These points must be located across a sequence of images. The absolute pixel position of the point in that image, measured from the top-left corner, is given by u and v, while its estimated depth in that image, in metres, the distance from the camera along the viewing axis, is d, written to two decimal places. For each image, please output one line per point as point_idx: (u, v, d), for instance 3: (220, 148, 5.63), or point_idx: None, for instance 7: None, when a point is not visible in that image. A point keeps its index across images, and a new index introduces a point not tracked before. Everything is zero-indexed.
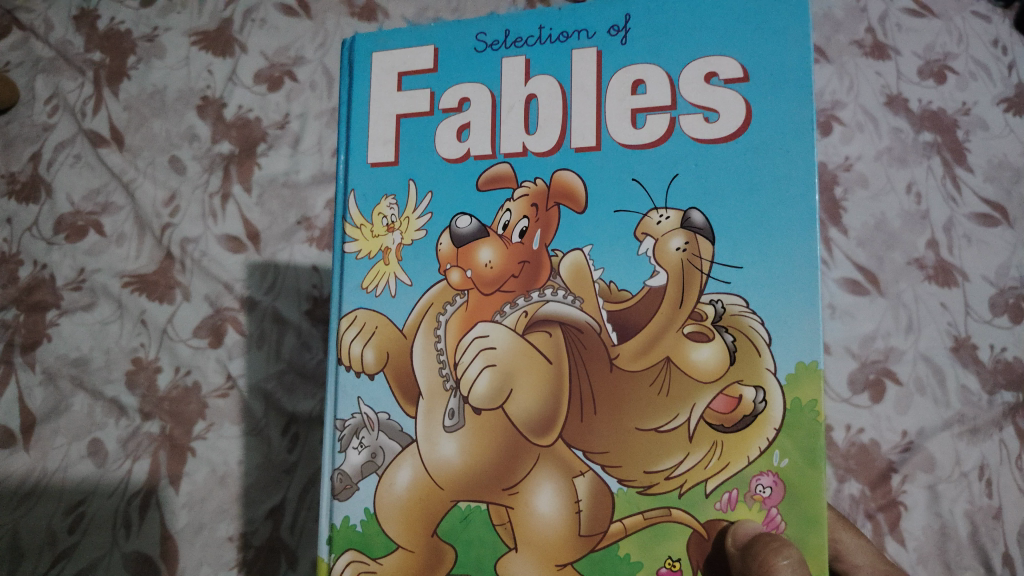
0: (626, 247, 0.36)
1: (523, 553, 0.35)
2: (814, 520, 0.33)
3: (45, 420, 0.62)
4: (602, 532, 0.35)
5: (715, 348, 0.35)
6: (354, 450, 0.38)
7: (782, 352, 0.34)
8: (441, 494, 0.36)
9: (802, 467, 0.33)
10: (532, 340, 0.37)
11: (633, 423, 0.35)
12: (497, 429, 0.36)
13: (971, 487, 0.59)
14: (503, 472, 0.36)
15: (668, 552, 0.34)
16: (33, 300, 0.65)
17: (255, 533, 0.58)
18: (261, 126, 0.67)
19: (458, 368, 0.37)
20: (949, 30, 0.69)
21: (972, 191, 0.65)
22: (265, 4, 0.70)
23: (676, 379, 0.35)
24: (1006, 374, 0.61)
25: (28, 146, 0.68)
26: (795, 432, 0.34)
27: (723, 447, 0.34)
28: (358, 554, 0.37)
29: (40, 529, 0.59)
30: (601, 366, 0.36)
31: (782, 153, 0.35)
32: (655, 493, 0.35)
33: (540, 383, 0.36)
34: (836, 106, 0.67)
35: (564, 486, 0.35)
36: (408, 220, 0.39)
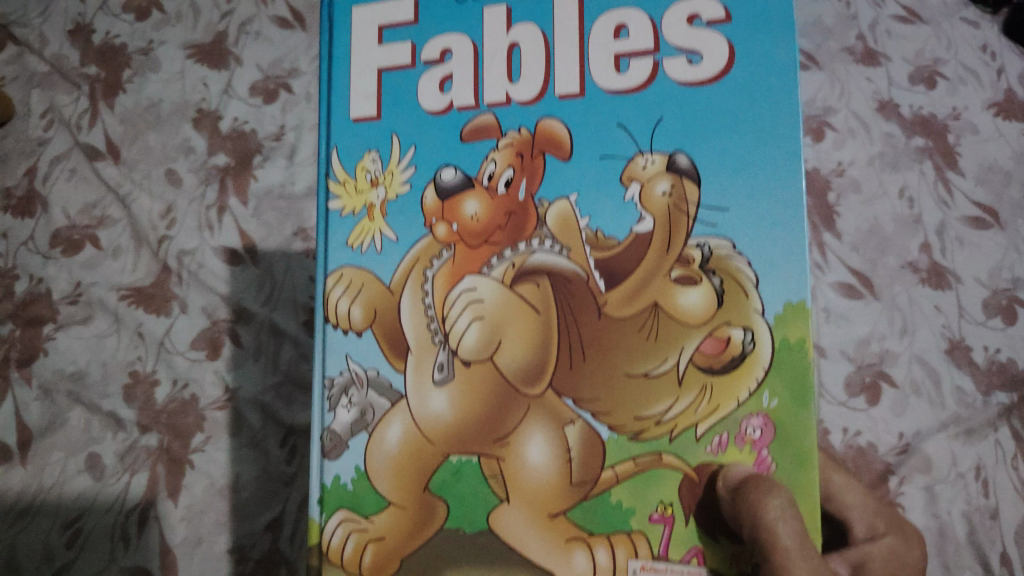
0: (612, 194, 0.40)
1: (515, 503, 0.39)
2: (803, 459, 0.38)
3: (42, 435, 0.62)
4: (594, 481, 0.39)
5: (701, 292, 0.39)
6: (343, 409, 0.41)
7: (770, 295, 0.39)
8: (431, 448, 0.40)
9: (791, 407, 0.38)
10: (520, 291, 0.41)
11: (626, 369, 0.39)
12: (486, 379, 0.40)
13: (968, 488, 0.59)
14: (493, 424, 0.40)
15: (660, 497, 0.39)
16: (29, 314, 0.65)
17: (254, 546, 0.58)
18: (257, 138, 0.67)
19: (446, 323, 0.41)
20: (937, 36, 0.69)
21: (963, 195, 0.66)
22: (260, 17, 0.69)
23: (663, 324, 0.39)
24: (1000, 374, 0.62)
25: (24, 160, 0.68)
26: (782, 371, 0.38)
27: (710, 390, 0.39)
28: (350, 512, 0.41)
29: (40, 544, 0.59)
30: (590, 315, 0.40)
31: (766, 96, 0.40)
32: (644, 439, 0.39)
33: (526, 332, 0.40)
34: (828, 112, 0.67)
35: (555, 435, 0.39)
36: (392, 175, 0.43)
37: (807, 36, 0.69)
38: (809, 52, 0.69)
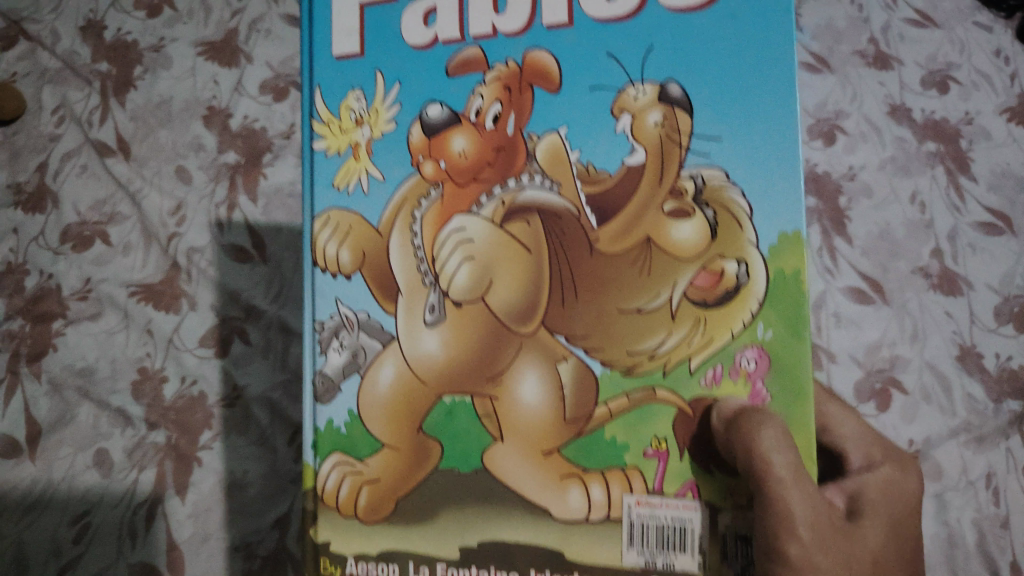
0: (605, 128, 0.41)
1: (507, 441, 0.42)
2: (799, 392, 0.38)
3: (50, 430, 0.62)
4: (587, 418, 0.41)
5: (694, 225, 0.40)
6: (335, 351, 0.44)
7: (763, 225, 0.39)
8: (423, 388, 0.43)
9: (786, 337, 0.39)
10: (510, 230, 0.42)
11: (615, 303, 0.40)
12: (475, 319, 0.42)
13: (978, 496, 0.61)
14: (485, 364, 0.42)
15: (654, 432, 0.40)
16: (39, 310, 0.65)
17: (261, 543, 0.58)
18: (267, 136, 0.66)
19: (436, 264, 0.43)
20: (950, 40, 0.68)
21: (976, 200, 0.65)
22: (270, 14, 0.67)
23: (655, 257, 0.40)
24: (1011, 382, 0.62)
25: (35, 155, 0.68)
26: (776, 303, 0.39)
27: (706, 322, 0.40)
28: (343, 455, 0.44)
29: (51, 537, 0.60)
30: (581, 251, 0.41)
31: (761, 24, 0.39)
32: (639, 373, 0.40)
33: (515, 271, 0.42)
34: (839, 116, 0.67)
35: (547, 373, 0.41)
36: (376, 112, 0.44)
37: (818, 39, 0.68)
38: (821, 56, 0.68)
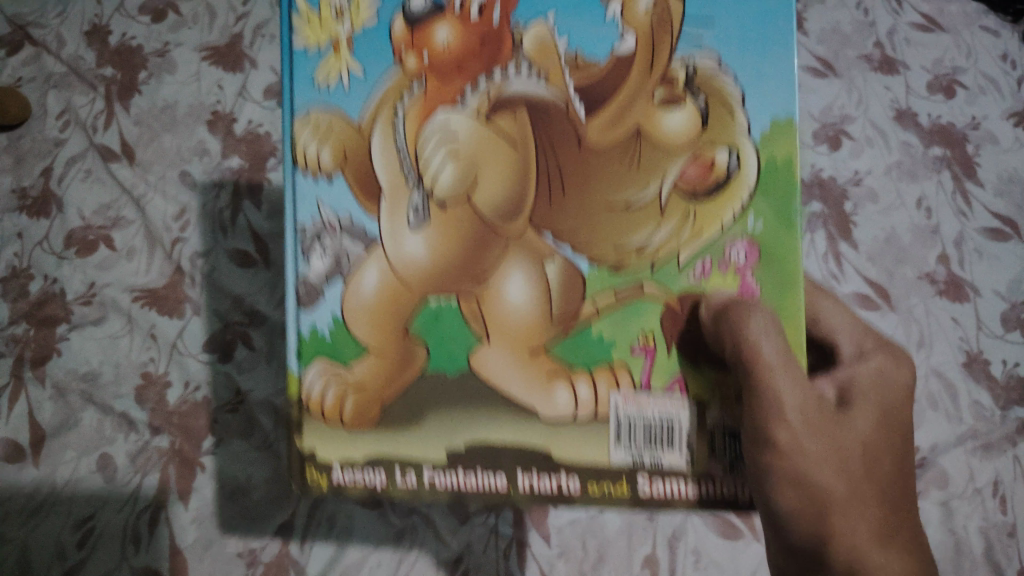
0: (593, 16, 0.37)
1: (495, 344, 0.38)
2: (789, 281, 0.36)
3: (55, 434, 0.62)
4: (574, 315, 0.37)
5: (685, 114, 0.37)
6: (317, 257, 0.38)
7: (757, 112, 0.36)
8: (408, 291, 0.38)
9: (775, 226, 0.36)
10: (496, 125, 0.37)
11: (605, 195, 0.37)
12: (464, 217, 0.37)
13: (985, 504, 0.61)
14: (472, 263, 0.38)
15: (642, 326, 0.37)
16: (44, 314, 0.65)
17: (264, 549, 0.59)
18: (271, 141, 0.66)
19: (421, 162, 0.37)
20: (957, 44, 0.68)
21: (983, 206, 0.66)
22: (276, 18, 0.67)
23: (646, 149, 0.37)
24: (1018, 389, 0.63)
25: (40, 160, 0.68)
26: (767, 191, 0.36)
27: (694, 215, 0.37)
28: (329, 361, 0.39)
29: (56, 540, 0.60)
30: (570, 145, 0.37)
31: None
32: (628, 268, 0.37)
33: (502, 165, 0.37)
34: (845, 120, 0.67)
35: (533, 271, 0.37)
36: (357, 5, 0.38)
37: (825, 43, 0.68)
38: (827, 59, 0.67)
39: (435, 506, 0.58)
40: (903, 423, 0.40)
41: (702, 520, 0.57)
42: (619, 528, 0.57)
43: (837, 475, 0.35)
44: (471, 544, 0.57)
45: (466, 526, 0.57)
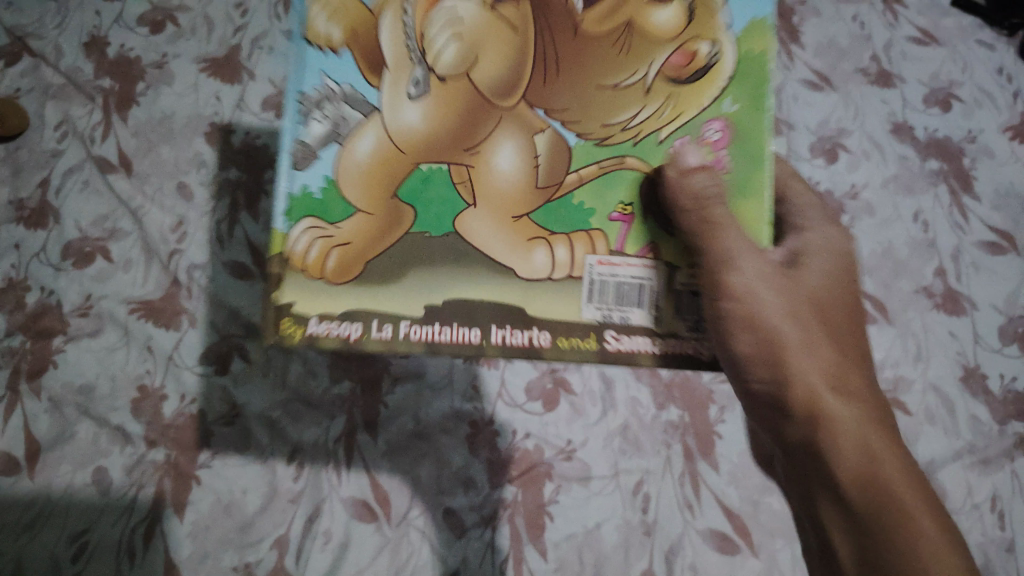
0: None
1: (480, 209, 0.38)
2: (758, 159, 0.38)
3: (49, 448, 0.59)
4: (557, 184, 0.38)
5: (672, 10, 0.37)
6: (315, 121, 0.37)
7: (737, 11, 0.37)
8: (403, 158, 0.37)
9: (749, 111, 0.37)
10: (499, 12, 0.37)
11: (595, 79, 0.37)
12: (462, 92, 0.37)
13: (983, 519, 0.60)
14: (465, 132, 0.37)
15: (619, 199, 0.38)
16: (39, 326, 0.62)
17: (260, 563, 0.58)
18: (269, 153, 0.68)
19: (424, 41, 0.36)
20: (953, 58, 0.74)
21: (979, 219, 0.69)
22: (273, 32, 0.71)
23: (638, 36, 0.37)
24: (1016, 404, 0.63)
25: (37, 171, 0.66)
26: (743, 82, 0.37)
27: (672, 101, 0.38)
28: (315, 220, 0.37)
29: (44, 558, 0.57)
30: (567, 32, 0.37)
31: None
32: (610, 144, 0.38)
33: (502, 46, 0.37)
34: (842, 134, 0.71)
35: (522, 141, 0.37)
36: None
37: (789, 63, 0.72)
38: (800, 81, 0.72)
39: (431, 519, 0.58)
40: (848, 277, 0.45)
41: (699, 534, 0.58)
42: (616, 542, 0.58)
43: (787, 319, 0.40)
44: (467, 559, 0.57)
45: (463, 539, 0.57)
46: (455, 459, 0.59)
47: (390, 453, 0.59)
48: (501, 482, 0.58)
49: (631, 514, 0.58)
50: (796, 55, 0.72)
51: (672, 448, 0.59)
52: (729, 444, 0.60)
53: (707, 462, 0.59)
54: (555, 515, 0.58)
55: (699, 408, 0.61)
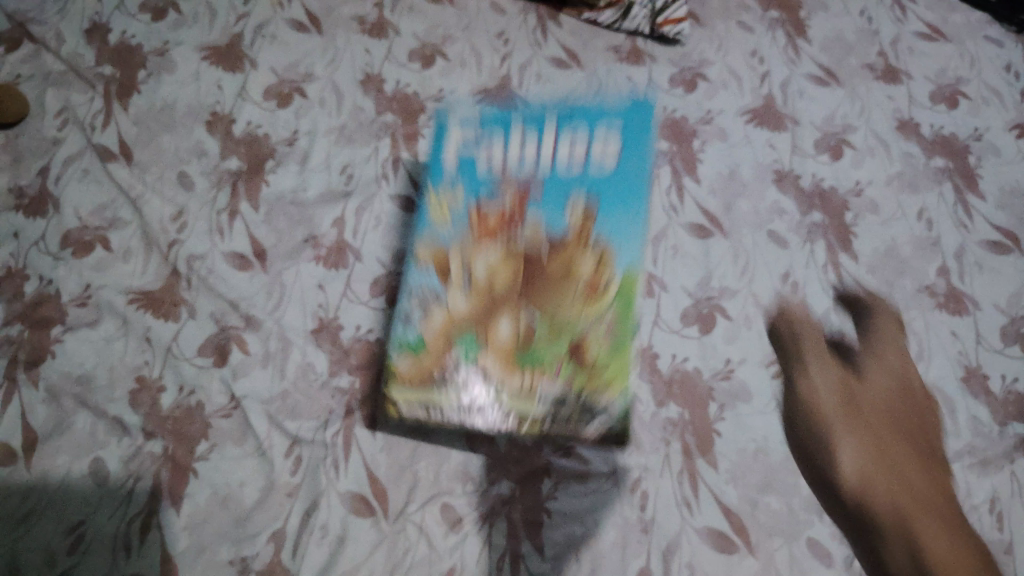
0: (556, 203, 0.55)
1: (491, 353, 0.51)
2: (620, 347, 0.51)
3: (47, 438, 0.57)
4: (527, 341, 0.51)
5: (591, 255, 0.53)
6: (411, 310, 0.53)
7: (621, 260, 0.53)
8: (455, 324, 0.52)
9: (623, 311, 0.52)
10: (509, 251, 0.54)
11: (543, 293, 0.52)
12: (485, 294, 0.53)
13: (982, 518, 0.58)
14: (485, 318, 0.52)
15: (559, 350, 0.51)
16: (38, 315, 0.61)
17: (257, 557, 0.55)
18: (270, 143, 0.70)
19: (468, 272, 0.54)
20: (961, 55, 0.80)
21: (983, 219, 0.71)
22: (276, 21, 0.76)
23: (563, 258, 0.53)
24: (1016, 405, 0.62)
25: (37, 159, 0.67)
26: (623, 296, 0.52)
27: (586, 296, 0.52)
28: (406, 362, 0.51)
29: (38, 550, 0.54)
30: (538, 258, 0.53)
31: (632, 145, 0.56)
32: (552, 321, 0.52)
33: (506, 265, 0.53)
34: (847, 130, 0.75)
35: (517, 322, 0.52)
36: (446, 199, 0.56)
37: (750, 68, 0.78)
38: (772, 76, 0.77)
39: (428, 514, 0.56)
40: (911, 382, 0.61)
41: (697, 533, 0.56)
42: (613, 540, 0.56)
43: (856, 451, 0.56)
44: (463, 554, 0.55)
45: (459, 534, 0.56)
46: (454, 453, 0.59)
47: (389, 445, 0.59)
48: (496, 479, 0.58)
49: (629, 513, 0.57)
50: (803, 49, 0.80)
51: (670, 446, 0.59)
52: (727, 441, 0.60)
53: (706, 460, 0.59)
54: (553, 513, 0.56)
55: (699, 406, 0.61)
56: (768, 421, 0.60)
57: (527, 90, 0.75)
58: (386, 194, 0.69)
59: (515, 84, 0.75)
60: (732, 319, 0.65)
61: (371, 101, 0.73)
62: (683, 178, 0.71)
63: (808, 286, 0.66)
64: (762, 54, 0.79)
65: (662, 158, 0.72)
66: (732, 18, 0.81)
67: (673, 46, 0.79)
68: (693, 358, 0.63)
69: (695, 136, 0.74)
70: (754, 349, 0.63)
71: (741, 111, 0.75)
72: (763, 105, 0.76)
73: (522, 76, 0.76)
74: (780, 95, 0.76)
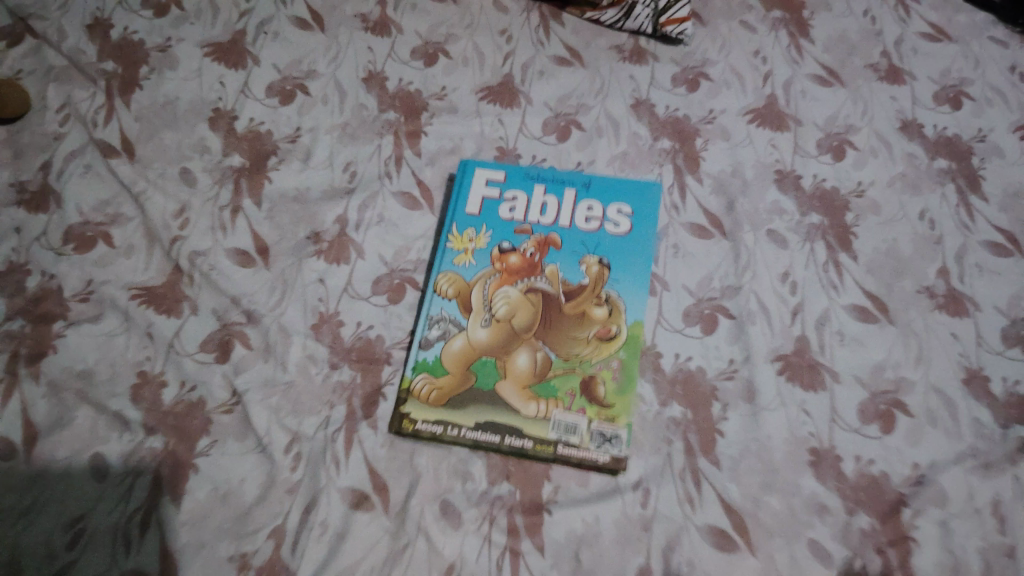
0: (571, 261, 0.65)
1: (509, 382, 0.60)
2: (624, 392, 0.60)
3: (48, 434, 0.57)
4: (543, 372, 0.61)
5: (603, 310, 0.63)
6: (434, 329, 0.62)
7: (630, 314, 0.63)
8: (475, 351, 0.61)
9: (629, 357, 0.62)
10: (529, 296, 0.63)
11: (561, 334, 0.62)
12: (506, 329, 0.62)
13: (984, 523, 0.58)
14: (504, 347, 0.61)
15: (571, 384, 0.61)
16: (39, 311, 0.61)
17: (257, 553, 0.54)
18: (273, 139, 0.70)
19: (492, 311, 0.63)
20: (966, 55, 0.80)
21: (987, 220, 0.70)
22: (278, 19, 0.76)
23: (580, 311, 0.63)
24: (1019, 408, 0.62)
25: (39, 154, 0.67)
26: (629, 348, 0.62)
27: (596, 342, 0.62)
28: (428, 375, 0.60)
29: (39, 544, 0.54)
30: (557, 305, 0.63)
31: (640, 226, 0.67)
32: (567, 362, 0.61)
33: (527, 308, 0.63)
34: (850, 130, 0.75)
35: (532, 352, 0.61)
36: (476, 240, 0.66)
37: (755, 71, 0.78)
38: (776, 75, 0.77)
39: (427, 512, 0.56)
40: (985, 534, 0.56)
41: (697, 531, 0.56)
42: (615, 537, 0.56)
43: None
44: (462, 552, 0.55)
45: (458, 531, 0.56)
46: (455, 449, 0.58)
47: (390, 442, 0.58)
48: (496, 478, 0.58)
49: (629, 509, 0.57)
50: (806, 48, 0.80)
51: (673, 445, 0.59)
52: (730, 442, 0.59)
53: (707, 458, 0.59)
54: (554, 511, 0.57)
55: (702, 405, 0.61)
56: (772, 420, 0.60)
57: (530, 87, 0.75)
58: (388, 190, 0.69)
59: (518, 81, 0.75)
60: (736, 318, 0.64)
61: (374, 99, 0.73)
62: (685, 177, 0.71)
63: (809, 286, 0.66)
64: (765, 53, 0.79)
65: (663, 157, 0.72)
66: (735, 17, 0.81)
67: (676, 45, 0.79)
68: (697, 357, 0.63)
69: (699, 135, 0.74)
70: (757, 347, 0.63)
71: (743, 111, 0.75)
72: (766, 105, 0.76)
73: (525, 74, 0.76)
74: (783, 95, 0.76)
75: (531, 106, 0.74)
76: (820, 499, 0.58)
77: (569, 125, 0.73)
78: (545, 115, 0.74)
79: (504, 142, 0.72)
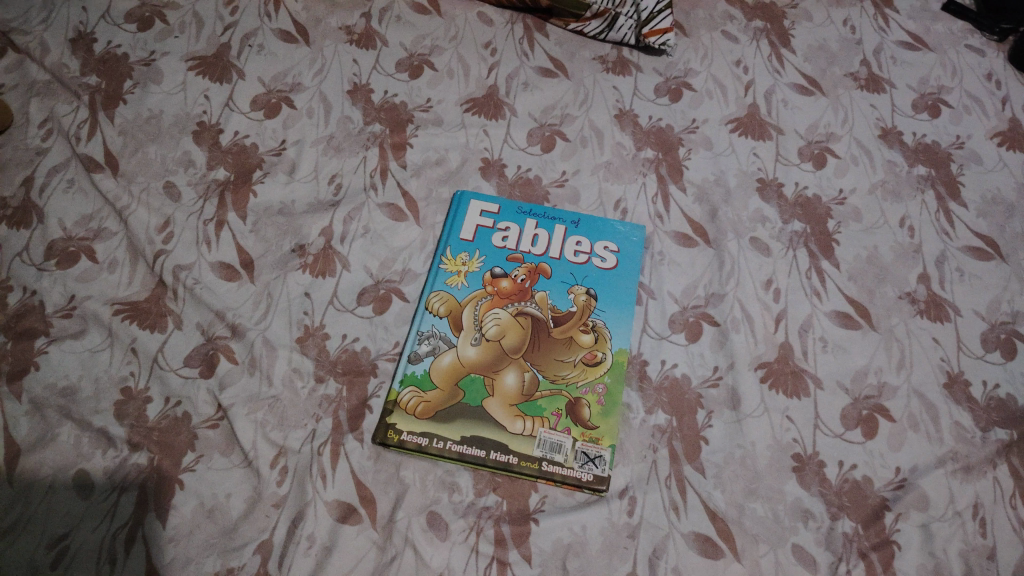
0: (561, 288, 0.66)
1: (497, 400, 0.60)
2: (609, 414, 0.61)
3: (30, 451, 0.56)
4: (531, 393, 0.61)
5: (591, 336, 0.64)
6: (423, 345, 0.62)
7: (617, 340, 0.63)
8: (463, 368, 0.61)
9: (616, 381, 0.62)
10: (519, 318, 0.64)
11: (549, 357, 0.62)
12: (495, 349, 0.62)
13: (965, 527, 0.58)
14: (492, 365, 0.62)
15: (558, 404, 0.61)
16: (21, 327, 0.60)
17: (243, 568, 0.53)
18: (258, 153, 0.70)
19: (482, 331, 0.63)
20: (943, 64, 0.81)
21: (965, 226, 0.71)
22: (263, 31, 0.77)
23: (569, 337, 0.63)
24: (999, 411, 0.63)
25: (22, 169, 0.67)
26: (615, 372, 0.62)
27: (583, 366, 0.62)
28: (416, 390, 0.60)
29: (19, 565, 0.52)
30: (546, 329, 0.63)
31: (631, 259, 0.67)
32: (554, 383, 0.61)
33: (516, 330, 0.63)
34: (830, 139, 0.76)
35: (519, 371, 0.61)
36: (469, 263, 0.66)
37: (737, 80, 0.79)
38: (758, 85, 0.78)
39: (414, 524, 0.56)
40: None
41: (683, 538, 0.56)
42: (601, 547, 0.56)
43: None
44: (450, 563, 0.54)
45: (446, 543, 0.55)
46: (442, 461, 0.58)
47: (377, 453, 0.58)
48: (483, 490, 0.58)
49: (616, 517, 0.57)
50: (787, 58, 0.81)
51: (658, 452, 0.59)
52: (715, 449, 0.60)
53: (692, 466, 0.59)
54: (541, 520, 0.57)
55: (687, 413, 0.61)
56: (756, 427, 0.61)
57: (514, 98, 0.76)
58: (373, 203, 0.69)
59: (502, 92, 0.76)
60: (719, 326, 0.65)
61: (359, 111, 0.73)
62: (668, 186, 0.72)
63: (791, 293, 0.67)
64: (746, 63, 0.80)
65: (647, 166, 0.73)
66: (717, 27, 0.82)
67: (658, 56, 0.80)
68: (681, 365, 0.63)
69: (681, 145, 0.74)
70: (740, 354, 0.64)
71: (725, 120, 0.76)
72: (747, 114, 0.76)
73: (510, 86, 0.76)
74: (763, 105, 0.77)
75: (515, 117, 0.75)
76: (805, 505, 0.58)
77: (553, 136, 0.74)
78: (530, 126, 0.74)
79: (489, 153, 0.72)
